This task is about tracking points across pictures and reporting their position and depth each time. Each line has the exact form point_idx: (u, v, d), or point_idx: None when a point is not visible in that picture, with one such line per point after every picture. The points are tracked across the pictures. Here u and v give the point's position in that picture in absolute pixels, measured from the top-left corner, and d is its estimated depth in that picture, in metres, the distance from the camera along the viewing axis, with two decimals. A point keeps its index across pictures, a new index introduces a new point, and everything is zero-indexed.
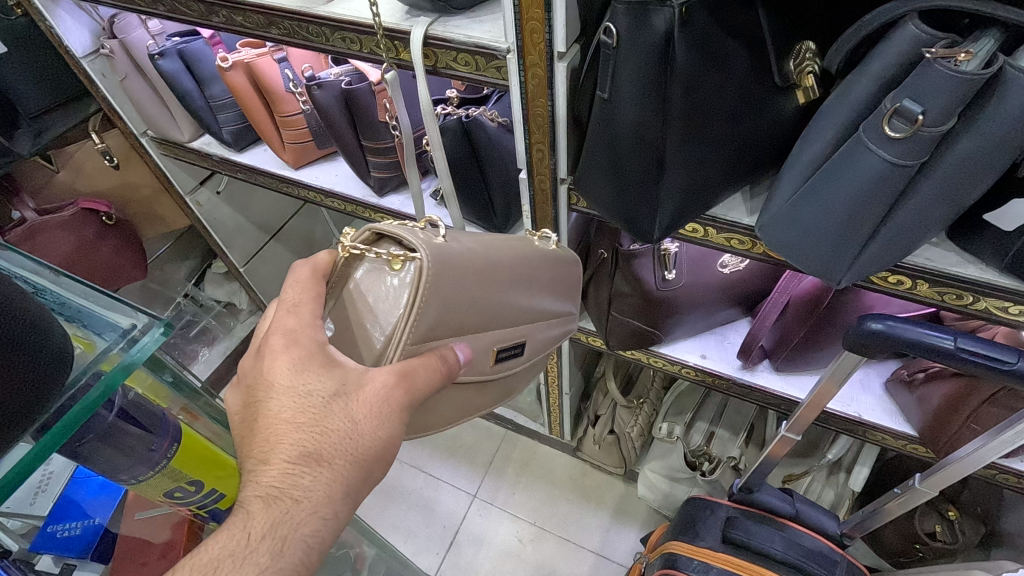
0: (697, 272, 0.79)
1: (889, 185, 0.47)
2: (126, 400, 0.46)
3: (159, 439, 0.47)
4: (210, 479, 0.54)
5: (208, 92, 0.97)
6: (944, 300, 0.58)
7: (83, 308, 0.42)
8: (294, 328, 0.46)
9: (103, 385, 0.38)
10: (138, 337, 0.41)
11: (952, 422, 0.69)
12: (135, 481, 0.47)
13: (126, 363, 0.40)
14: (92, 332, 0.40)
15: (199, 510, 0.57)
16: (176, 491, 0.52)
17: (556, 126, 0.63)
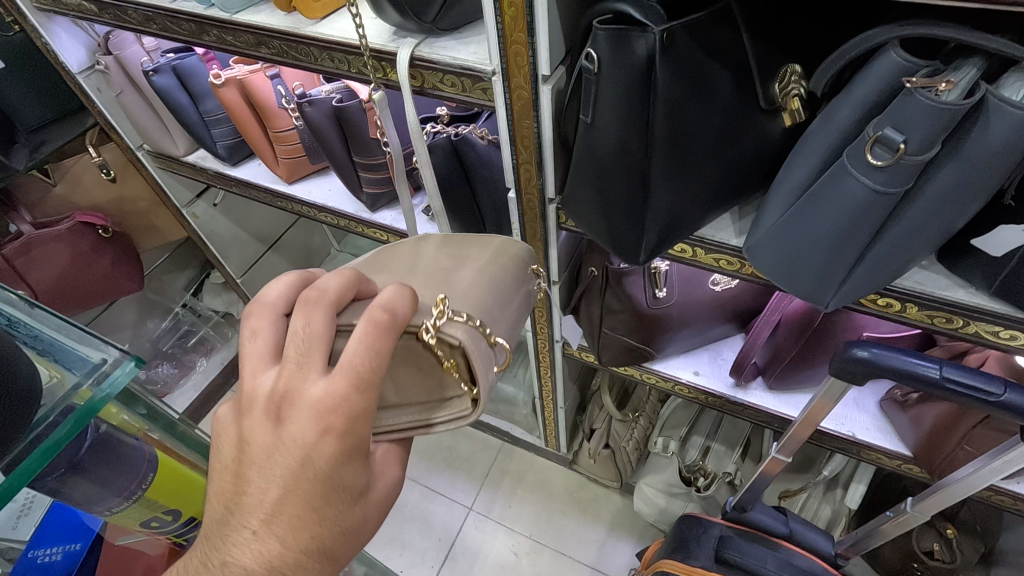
0: (688, 291, 0.78)
1: (874, 212, 0.46)
2: (97, 434, 0.45)
3: (135, 470, 0.48)
4: (186, 508, 0.55)
5: (203, 107, 0.98)
6: (934, 323, 0.57)
7: (57, 342, 0.42)
8: (362, 414, 0.38)
9: (70, 423, 0.38)
10: (108, 371, 0.40)
11: (946, 443, 0.68)
12: (111, 512, 0.48)
13: (97, 399, 0.39)
14: (63, 367, 0.40)
15: (177, 538, 0.58)
16: (152, 521, 0.53)
17: (543, 146, 0.62)
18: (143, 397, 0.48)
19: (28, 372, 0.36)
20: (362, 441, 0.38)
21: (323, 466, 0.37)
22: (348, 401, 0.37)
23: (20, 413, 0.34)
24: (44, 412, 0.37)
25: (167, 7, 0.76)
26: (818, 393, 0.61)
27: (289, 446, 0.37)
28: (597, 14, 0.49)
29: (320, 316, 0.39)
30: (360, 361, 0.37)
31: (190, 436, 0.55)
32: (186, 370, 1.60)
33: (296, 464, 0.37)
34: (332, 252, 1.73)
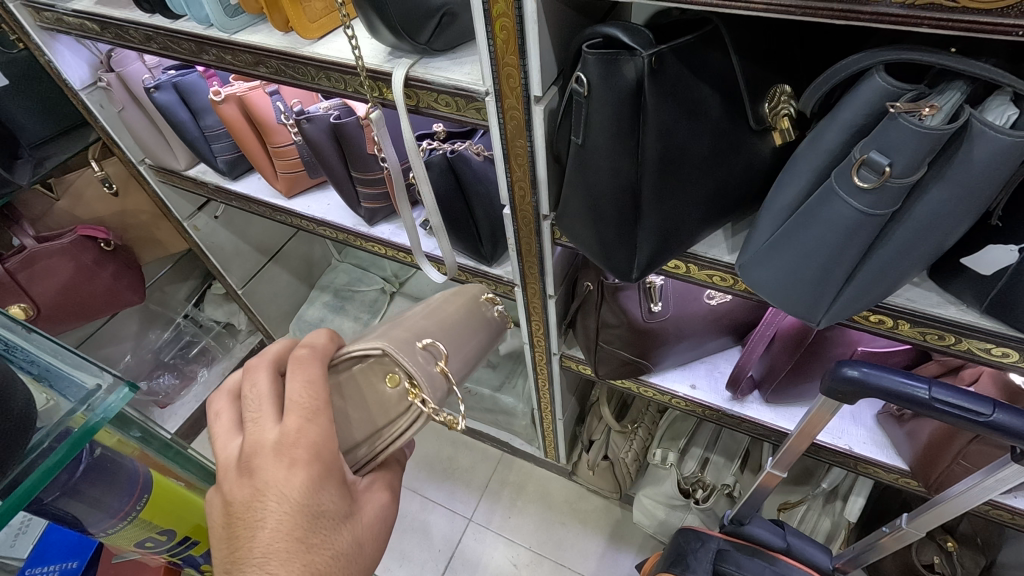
0: (683, 305, 0.79)
1: (862, 233, 0.46)
2: (92, 456, 0.46)
3: (130, 491, 0.48)
4: (182, 529, 0.55)
5: (203, 123, 0.99)
6: (927, 340, 0.58)
7: (52, 367, 0.43)
8: (318, 439, 0.43)
9: (65, 448, 0.38)
10: (103, 397, 0.41)
11: (942, 459, 0.68)
12: (106, 533, 0.49)
13: (91, 425, 0.40)
14: (57, 394, 0.41)
15: (173, 558, 0.58)
16: (147, 541, 0.53)
17: (537, 164, 0.63)
18: (137, 421, 0.48)
19: (23, 399, 0.36)
20: (329, 464, 0.43)
21: (297, 496, 0.41)
22: (303, 430, 0.43)
23: (14, 440, 0.35)
24: (39, 437, 0.38)
25: (167, 27, 0.77)
26: (816, 403, 0.61)
27: (265, 489, 0.41)
28: (586, 38, 0.50)
29: (262, 376, 0.46)
30: (299, 395, 0.44)
31: (185, 456, 0.55)
32: (188, 381, 1.61)
33: (273, 501, 0.41)
34: (333, 263, 1.74)
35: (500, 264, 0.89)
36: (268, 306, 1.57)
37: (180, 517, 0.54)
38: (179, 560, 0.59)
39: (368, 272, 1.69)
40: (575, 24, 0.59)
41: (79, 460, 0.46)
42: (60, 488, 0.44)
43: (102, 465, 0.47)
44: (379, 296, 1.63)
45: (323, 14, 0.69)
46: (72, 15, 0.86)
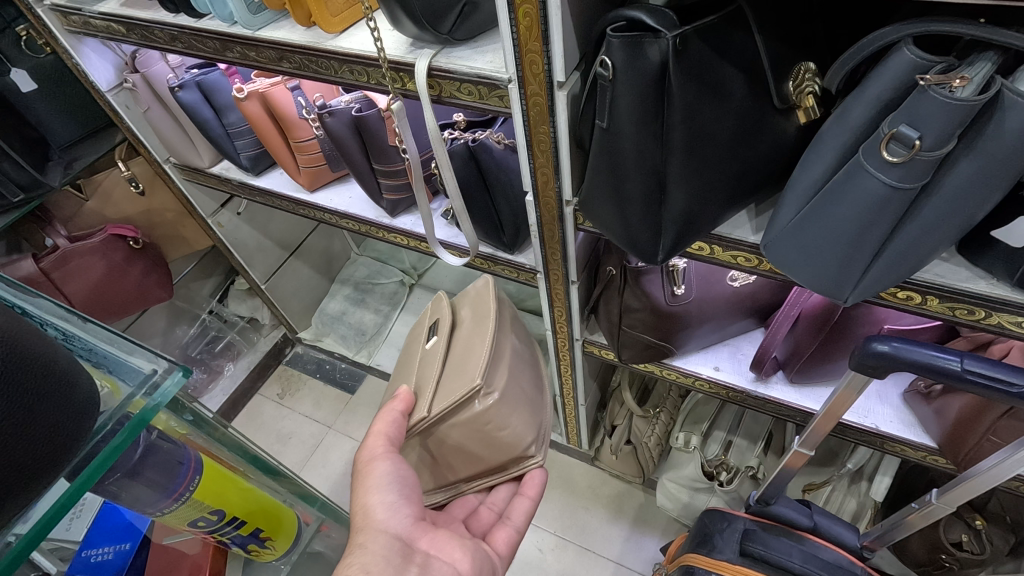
0: (706, 288, 0.79)
1: (890, 207, 0.47)
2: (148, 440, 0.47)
3: (181, 475, 0.51)
4: (229, 509, 0.57)
5: (226, 120, 1.01)
6: (956, 315, 0.57)
7: (109, 354, 0.44)
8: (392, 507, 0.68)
9: (127, 430, 0.40)
10: (160, 382, 0.43)
11: (971, 434, 0.68)
12: (161, 512, 0.52)
13: (150, 408, 0.42)
14: (118, 377, 0.43)
15: (221, 537, 0.60)
16: (199, 521, 0.56)
17: (559, 150, 0.64)
18: (189, 405, 0.49)
19: (88, 384, 0.38)
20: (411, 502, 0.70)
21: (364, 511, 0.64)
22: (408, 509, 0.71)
23: (82, 421, 0.37)
24: (102, 421, 0.39)
25: (191, 26, 0.78)
26: (841, 383, 0.61)
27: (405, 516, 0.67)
28: (609, 22, 0.50)
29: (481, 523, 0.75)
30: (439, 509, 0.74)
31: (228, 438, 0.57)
32: (215, 375, 1.64)
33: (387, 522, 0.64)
34: (353, 257, 1.77)
35: (521, 251, 0.90)
36: (291, 300, 1.61)
37: (227, 499, 0.57)
38: (227, 538, 0.61)
39: (386, 265, 1.73)
40: (597, 9, 0.59)
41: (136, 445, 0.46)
42: (121, 470, 0.45)
43: (155, 448, 0.48)
44: (398, 288, 1.70)
45: (345, 7, 0.70)
46: (98, 17, 0.87)
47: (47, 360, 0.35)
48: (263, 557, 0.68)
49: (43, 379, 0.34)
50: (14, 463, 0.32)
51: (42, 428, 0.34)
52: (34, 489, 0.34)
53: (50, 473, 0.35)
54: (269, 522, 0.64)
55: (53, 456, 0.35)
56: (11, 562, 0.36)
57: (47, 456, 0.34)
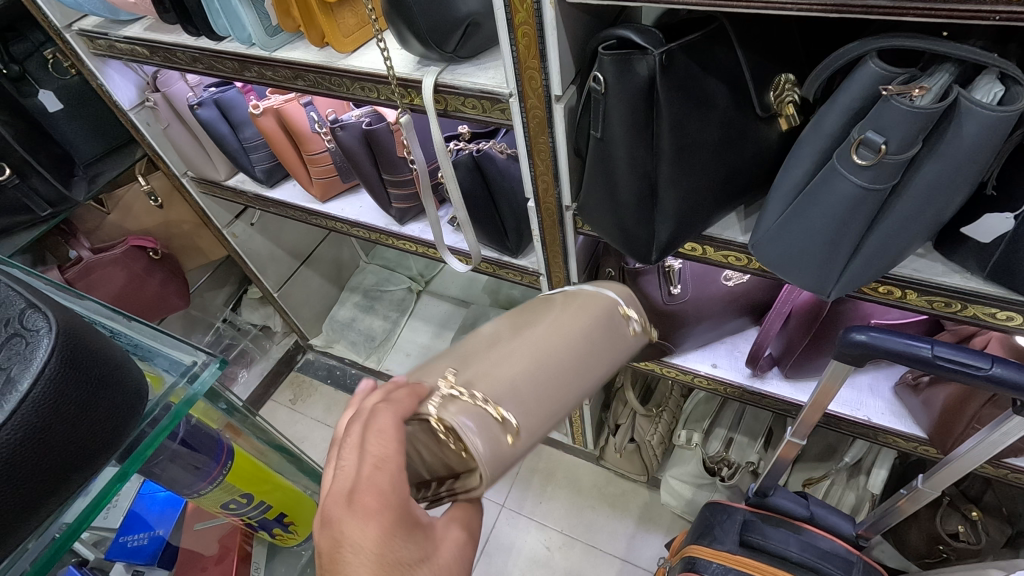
0: (701, 287, 0.83)
1: (864, 207, 0.50)
2: (188, 426, 0.51)
3: (217, 458, 0.55)
4: (257, 493, 0.62)
5: (242, 135, 1.06)
6: (934, 307, 0.61)
7: (152, 346, 0.49)
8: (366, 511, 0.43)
9: (173, 414, 0.44)
10: (198, 372, 0.47)
11: (957, 422, 0.71)
12: (200, 493, 0.56)
13: (190, 396, 0.46)
14: (161, 367, 0.47)
15: (249, 520, 0.66)
16: (231, 503, 0.61)
17: (558, 157, 0.68)
18: (223, 395, 0.53)
19: (139, 373, 0.42)
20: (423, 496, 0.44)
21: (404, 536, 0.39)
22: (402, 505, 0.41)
23: (137, 405, 0.41)
24: (150, 406, 0.44)
25: (212, 49, 0.83)
26: (826, 376, 0.65)
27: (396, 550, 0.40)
28: (601, 41, 0.55)
29: None
30: None
31: (254, 426, 0.61)
32: (229, 382, 1.69)
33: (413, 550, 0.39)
34: (362, 265, 1.82)
35: (525, 255, 0.93)
36: (302, 308, 1.65)
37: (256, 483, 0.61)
38: (255, 522, 0.67)
39: (395, 273, 1.78)
40: (591, 27, 0.64)
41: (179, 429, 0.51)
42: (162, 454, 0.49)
43: (195, 432, 0.52)
44: (406, 294, 1.75)
45: (357, 29, 0.75)
46: (124, 41, 0.93)
47: (105, 352, 0.39)
48: (286, 542, 0.76)
49: (105, 368, 0.38)
50: (85, 439, 0.36)
51: (105, 411, 0.37)
52: (96, 467, 0.38)
53: (109, 454, 0.39)
54: (292, 509, 0.68)
55: (114, 434, 0.39)
56: (68, 538, 0.39)
57: (109, 435, 0.38)
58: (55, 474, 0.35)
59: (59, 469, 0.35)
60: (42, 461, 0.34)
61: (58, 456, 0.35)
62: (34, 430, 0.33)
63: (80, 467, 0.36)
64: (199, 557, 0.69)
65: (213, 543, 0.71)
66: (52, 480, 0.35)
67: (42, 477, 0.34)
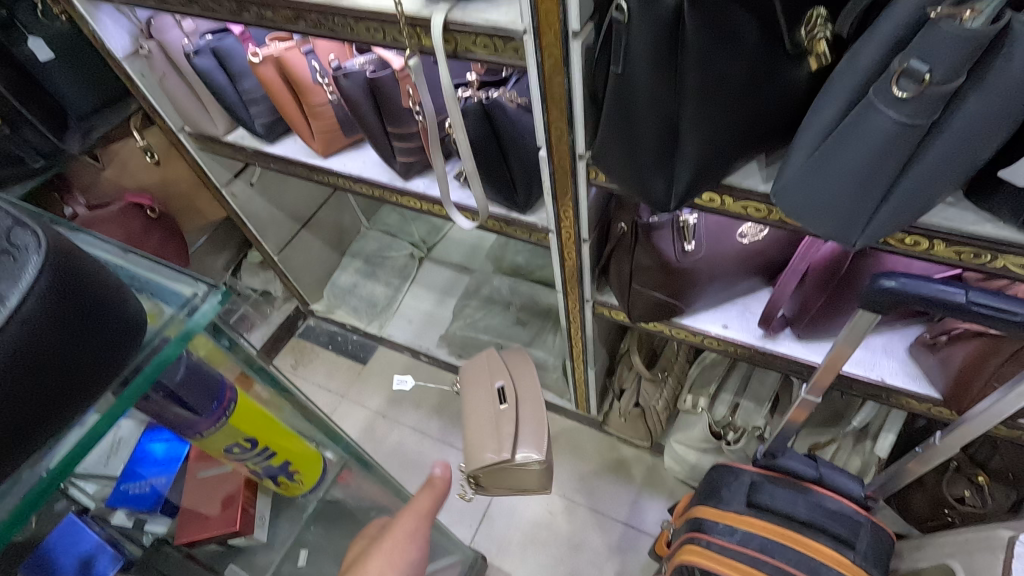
0: (716, 244, 0.80)
1: (900, 144, 0.48)
2: (191, 359, 0.49)
3: (219, 400, 0.54)
4: (263, 439, 0.62)
5: (241, 86, 1.02)
6: (962, 259, 0.59)
7: (151, 279, 0.47)
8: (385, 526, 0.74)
9: (171, 346, 0.43)
10: (199, 304, 0.45)
11: (975, 380, 0.70)
12: (202, 434, 0.56)
13: (190, 328, 0.44)
14: (160, 299, 0.45)
15: (254, 467, 0.66)
16: (235, 448, 0.60)
17: (573, 101, 0.65)
18: (225, 330, 0.53)
19: (137, 302, 0.40)
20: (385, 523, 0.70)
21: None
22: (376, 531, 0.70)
23: (134, 335, 0.39)
24: (150, 335, 0.42)
25: None
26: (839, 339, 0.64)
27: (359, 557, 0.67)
28: None
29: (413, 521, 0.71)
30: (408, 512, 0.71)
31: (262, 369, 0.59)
32: None
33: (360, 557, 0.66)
34: (363, 230, 1.79)
35: (533, 211, 0.91)
36: (303, 273, 1.63)
37: (264, 428, 0.61)
38: (261, 469, 0.67)
39: (397, 238, 1.76)
40: None
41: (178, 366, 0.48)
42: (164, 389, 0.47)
43: (195, 368, 0.50)
44: (408, 261, 1.73)
45: None
46: None
47: (98, 278, 0.37)
48: (292, 491, 0.76)
49: (98, 294, 0.36)
50: (76, 367, 0.34)
51: (97, 339, 0.36)
52: (90, 398, 0.36)
53: (103, 385, 0.37)
54: (299, 458, 0.70)
55: (109, 364, 0.37)
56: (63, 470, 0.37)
57: (104, 364, 0.36)
58: (46, 401, 0.33)
59: (50, 396, 0.33)
60: (31, 387, 0.32)
61: (49, 382, 0.33)
62: (24, 354, 0.31)
63: (73, 395, 0.35)
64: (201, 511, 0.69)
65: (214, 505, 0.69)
66: (42, 407, 0.33)
67: (32, 402, 0.32)
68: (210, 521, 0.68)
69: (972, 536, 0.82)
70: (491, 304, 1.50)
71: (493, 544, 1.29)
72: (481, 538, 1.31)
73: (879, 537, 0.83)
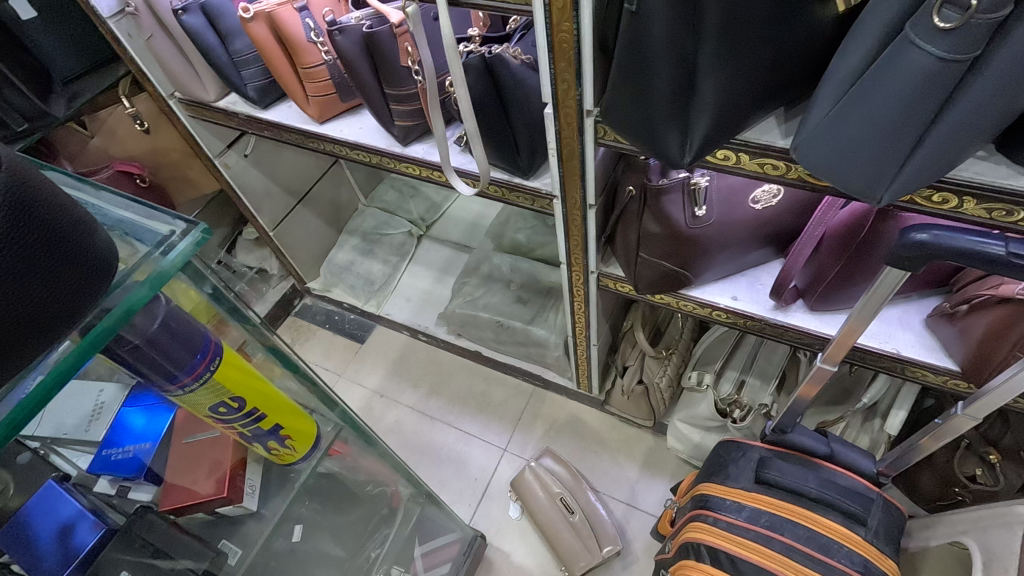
0: (728, 209, 0.77)
1: (938, 84, 0.44)
2: (169, 308, 0.46)
3: (204, 352, 0.50)
4: (250, 398, 0.59)
5: (232, 47, 0.98)
6: (992, 217, 0.56)
7: (128, 219, 0.44)
8: None
9: (146, 288, 0.40)
10: (174, 242, 0.42)
11: (997, 350, 0.68)
12: (185, 391, 0.52)
13: (162, 270, 0.41)
14: (134, 239, 0.43)
15: (243, 429, 0.63)
16: (221, 406, 0.57)
17: (582, 51, 0.61)
18: (210, 277, 0.48)
19: (105, 237, 0.37)
20: None
21: None
22: None
23: (103, 272, 0.36)
24: (121, 276, 0.40)
25: None
26: (852, 314, 0.62)
27: None
28: None
29: None
30: None
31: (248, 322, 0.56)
32: None
33: None
34: (361, 207, 1.75)
35: (537, 176, 0.87)
36: (299, 250, 1.59)
37: (250, 387, 0.58)
38: (249, 432, 0.64)
39: (395, 215, 1.72)
40: None
41: (156, 313, 0.45)
42: (139, 338, 0.44)
43: (177, 317, 0.47)
44: (407, 238, 1.69)
45: None
46: None
47: (64, 208, 0.34)
48: (285, 459, 0.73)
49: (62, 224, 0.33)
50: (33, 301, 0.32)
51: (59, 274, 0.33)
52: (51, 337, 0.34)
53: (67, 324, 0.35)
54: (288, 421, 0.67)
55: (73, 301, 0.34)
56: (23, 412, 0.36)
57: (67, 300, 0.34)
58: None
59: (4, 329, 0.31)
60: None
61: (2, 314, 0.31)
62: None
63: (30, 331, 0.33)
64: (188, 478, 0.67)
65: (204, 476, 0.67)
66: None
67: None
68: (197, 487, 0.66)
69: (986, 513, 0.80)
70: (491, 281, 1.47)
71: (492, 524, 1.27)
72: (480, 518, 1.29)
73: (891, 514, 0.80)
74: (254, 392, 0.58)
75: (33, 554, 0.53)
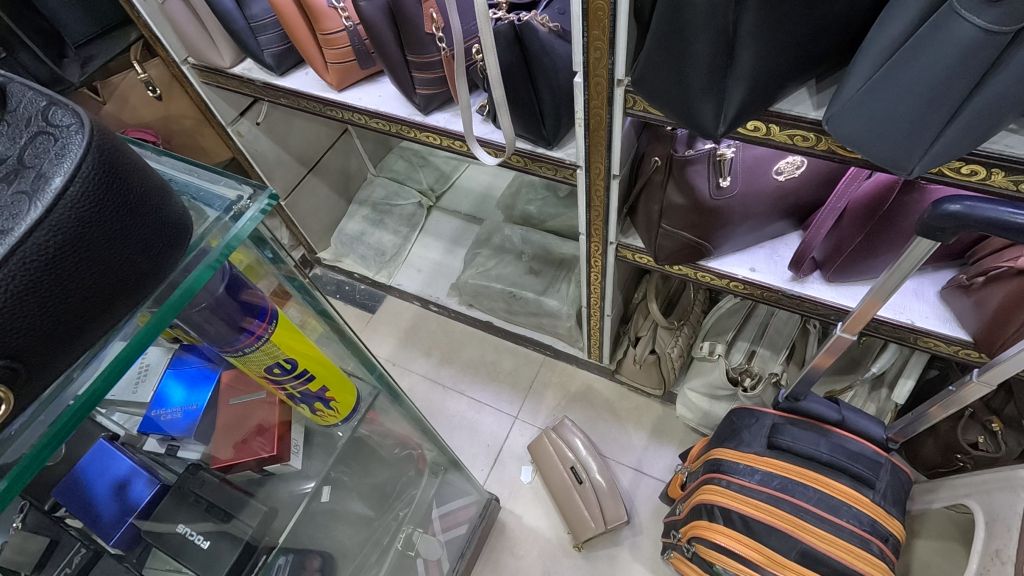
0: (752, 179, 0.78)
1: (978, 56, 0.45)
2: (234, 271, 0.48)
3: (261, 316, 0.52)
4: (302, 361, 0.61)
5: (249, 12, 0.96)
6: (1019, 190, 0.57)
7: (191, 183, 0.46)
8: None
9: (218, 253, 0.42)
10: (242, 210, 0.44)
11: (1011, 322, 0.69)
12: (241, 352, 0.54)
13: (233, 235, 0.43)
14: (202, 203, 0.44)
15: (293, 391, 0.65)
16: (276, 367, 0.59)
17: (617, 19, 0.61)
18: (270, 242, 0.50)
19: (180, 202, 0.39)
20: None
21: None
22: None
23: (179, 235, 0.38)
24: (195, 240, 0.42)
25: None
26: (872, 288, 0.64)
27: None
28: None
29: None
30: None
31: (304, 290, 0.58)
32: None
33: None
34: (370, 176, 1.75)
35: (561, 146, 0.87)
36: (311, 219, 1.59)
37: (302, 350, 0.60)
38: (297, 394, 0.66)
39: (404, 186, 1.72)
40: None
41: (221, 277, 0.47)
42: (207, 300, 0.46)
43: (238, 281, 0.49)
44: (416, 210, 1.70)
45: None
46: None
47: (144, 173, 0.35)
48: (325, 421, 0.76)
49: (144, 187, 0.35)
50: (121, 261, 0.34)
51: (143, 235, 0.35)
52: (138, 296, 0.36)
53: (150, 285, 0.37)
54: (333, 385, 0.69)
55: (157, 262, 0.36)
56: (117, 367, 0.38)
57: (150, 262, 0.36)
58: (97, 292, 0.33)
59: (101, 288, 0.33)
60: (80, 276, 0.32)
61: (97, 271, 0.32)
62: (72, 239, 0.30)
63: (121, 292, 0.35)
64: (232, 436, 0.70)
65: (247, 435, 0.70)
66: (91, 299, 0.33)
67: (86, 293, 0.32)
68: (244, 445, 0.70)
69: (989, 477, 0.83)
70: (503, 252, 1.48)
71: (505, 488, 1.31)
72: (493, 482, 1.32)
73: (898, 478, 0.83)
74: (303, 354, 0.60)
75: (93, 512, 0.57)
